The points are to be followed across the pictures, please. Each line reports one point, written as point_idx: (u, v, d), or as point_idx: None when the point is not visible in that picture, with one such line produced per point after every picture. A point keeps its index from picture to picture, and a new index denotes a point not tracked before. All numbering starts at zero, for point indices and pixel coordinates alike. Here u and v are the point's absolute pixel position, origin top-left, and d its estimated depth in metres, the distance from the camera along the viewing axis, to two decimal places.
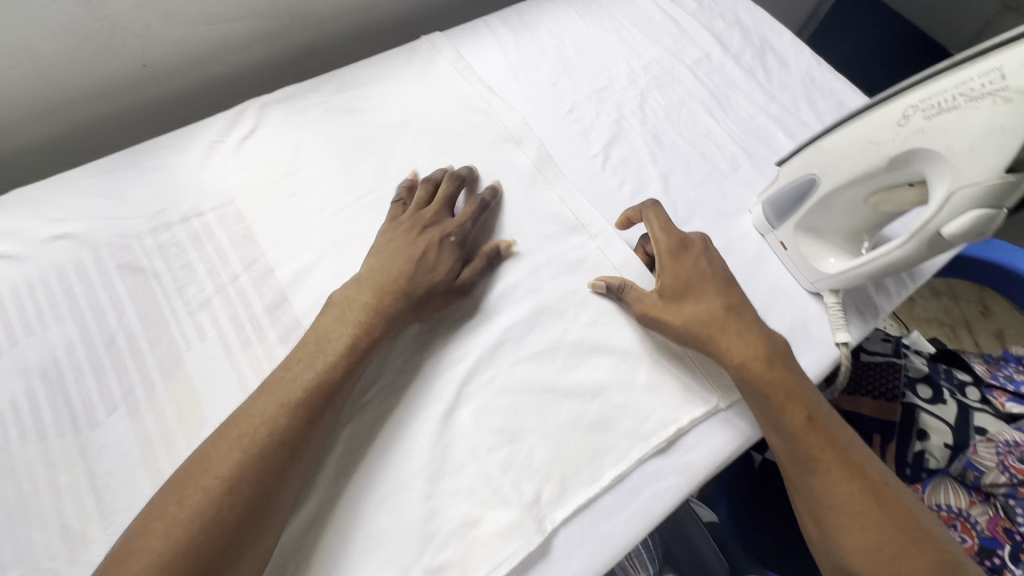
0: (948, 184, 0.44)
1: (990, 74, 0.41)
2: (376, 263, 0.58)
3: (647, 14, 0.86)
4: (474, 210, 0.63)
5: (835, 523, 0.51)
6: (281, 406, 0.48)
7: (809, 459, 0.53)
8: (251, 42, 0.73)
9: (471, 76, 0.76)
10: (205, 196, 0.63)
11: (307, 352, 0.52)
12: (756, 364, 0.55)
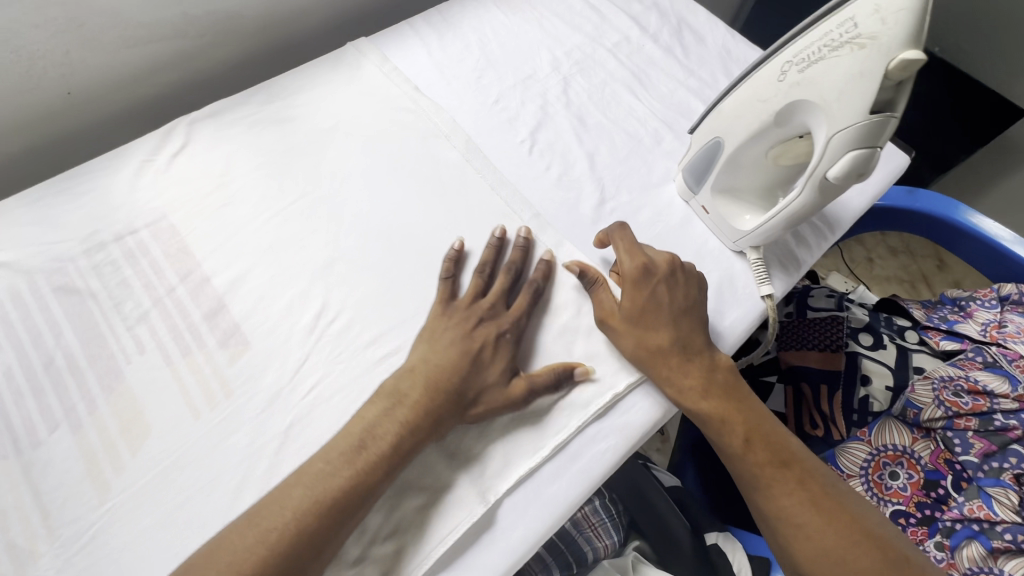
0: (826, 132, 0.47)
1: (845, 24, 0.44)
2: (427, 354, 0.56)
3: (567, 3, 0.89)
4: (528, 302, 0.60)
5: (789, 523, 0.54)
6: (312, 506, 0.47)
7: (755, 472, 0.56)
8: (175, 61, 0.75)
9: (397, 77, 0.78)
10: (137, 214, 0.64)
11: (348, 445, 0.50)
12: (696, 391, 0.57)
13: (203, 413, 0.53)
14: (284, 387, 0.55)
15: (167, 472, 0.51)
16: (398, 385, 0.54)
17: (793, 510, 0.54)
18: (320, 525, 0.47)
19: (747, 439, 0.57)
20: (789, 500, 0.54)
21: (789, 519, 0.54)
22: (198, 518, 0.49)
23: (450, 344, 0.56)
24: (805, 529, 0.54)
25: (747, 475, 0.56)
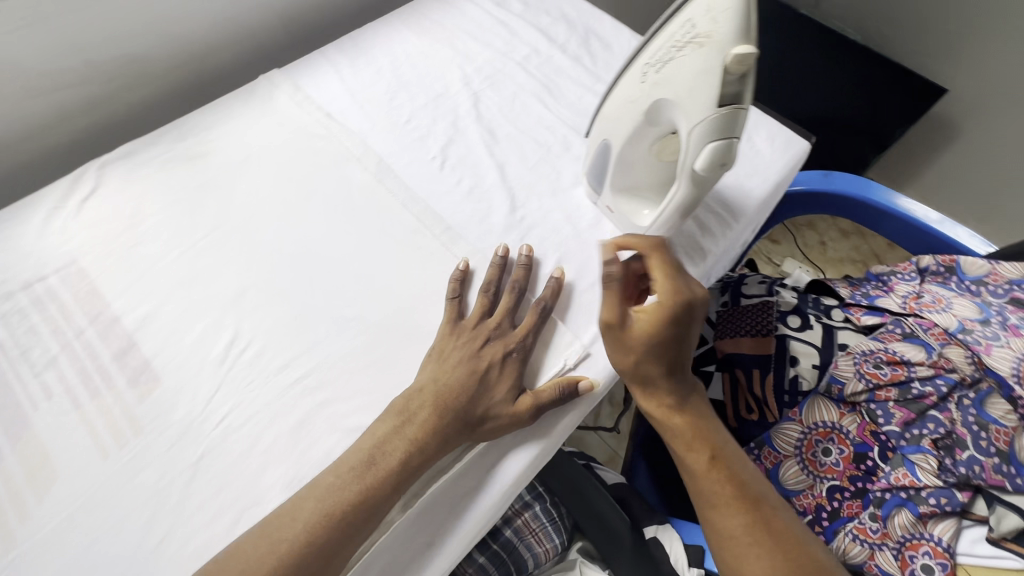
0: (686, 125, 0.50)
1: (686, 26, 0.48)
2: (434, 372, 0.57)
3: (477, 22, 0.92)
4: (534, 323, 0.60)
5: (732, 552, 0.53)
6: (326, 516, 0.49)
7: (710, 495, 0.55)
8: (85, 107, 0.76)
9: (309, 105, 0.80)
10: (47, 260, 0.64)
11: (360, 461, 0.52)
12: (662, 403, 0.59)
13: (112, 452, 0.53)
14: (194, 419, 0.55)
15: (74, 515, 0.51)
16: (409, 403, 0.54)
17: (739, 540, 0.53)
18: (325, 540, 0.48)
19: (709, 460, 0.56)
20: (737, 528, 0.53)
21: (735, 550, 0.53)
22: (106, 559, 0.49)
23: (460, 361, 0.57)
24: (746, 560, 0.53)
25: (702, 497, 0.56)
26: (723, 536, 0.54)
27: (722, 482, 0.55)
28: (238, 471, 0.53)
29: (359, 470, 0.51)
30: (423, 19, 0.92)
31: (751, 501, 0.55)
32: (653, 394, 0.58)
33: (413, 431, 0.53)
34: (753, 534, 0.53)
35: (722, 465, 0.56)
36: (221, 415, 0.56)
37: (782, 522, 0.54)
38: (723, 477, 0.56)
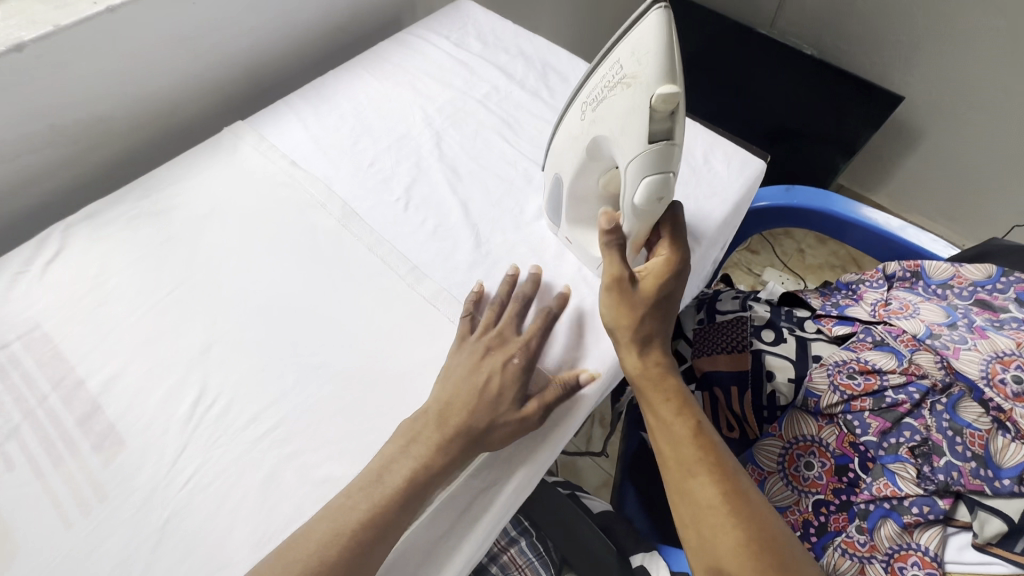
0: (624, 159, 0.54)
1: (614, 68, 0.53)
2: (441, 393, 0.57)
3: (437, 63, 0.95)
4: (539, 328, 0.62)
5: (703, 524, 0.51)
6: (338, 539, 0.49)
7: (691, 463, 0.53)
8: (50, 170, 0.77)
9: (274, 155, 0.81)
10: (10, 327, 0.64)
11: (370, 480, 0.52)
12: (652, 370, 0.58)
13: (76, 522, 0.52)
14: (160, 481, 0.55)
15: None
16: (414, 423, 0.55)
17: (714, 513, 0.51)
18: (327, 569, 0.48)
19: (697, 432, 0.55)
20: (716, 504, 0.51)
21: (708, 521, 0.51)
22: None
23: (468, 374, 0.58)
24: (718, 536, 0.50)
25: (683, 465, 0.54)
26: (695, 504, 0.52)
27: (707, 453, 0.54)
28: (206, 532, 0.52)
29: (323, 525, 0.50)
30: (384, 63, 0.94)
31: (731, 477, 0.53)
32: (643, 350, 0.58)
33: (381, 474, 0.52)
34: (733, 512, 0.51)
35: (707, 438, 0.55)
36: (188, 474, 0.55)
37: (761, 506, 0.52)
38: (710, 451, 0.54)
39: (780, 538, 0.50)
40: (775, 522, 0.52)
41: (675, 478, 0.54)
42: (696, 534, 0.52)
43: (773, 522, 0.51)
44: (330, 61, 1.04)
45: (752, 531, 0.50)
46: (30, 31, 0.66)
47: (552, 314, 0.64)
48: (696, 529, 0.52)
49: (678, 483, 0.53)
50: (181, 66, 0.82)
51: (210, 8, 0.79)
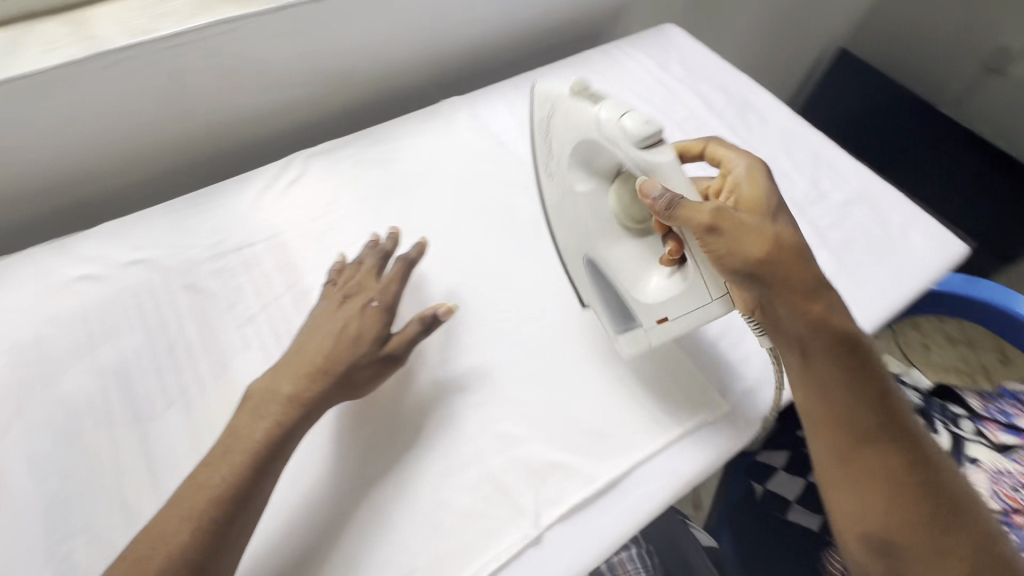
0: (591, 138, 0.59)
1: (544, 102, 0.65)
2: (305, 336, 0.59)
3: (641, 79, 0.98)
4: (396, 276, 0.64)
5: (871, 514, 0.49)
6: (268, 456, 0.51)
7: (863, 453, 0.50)
8: (298, 105, 0.88)
9: (484, 132, 0.87)
10: (256, 230, 0.74)
11: (254, 413, 0.54)
12: (810, 332, 0.52)
13: None
14: (362, 393, 0.61)
15: None
16: (298, 354, 0.57)
17: (888, 502, 0.48)
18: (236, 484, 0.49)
19: (867, 408, 0.51)
20: (893, 491, 0.48)
21: (877, 509, 0.48)
22: (279, 503, 0.55)
23: (324, 326, 0.60)
24: (889, 527, 0.48)
25: (854, 430, 0.50)
26: (863, 492, 0.49)
27: (875, 436, 0.50)
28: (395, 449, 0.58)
29: (259, 431, 0.52)
30: (591, 70, 0.99)
31: (911, 462, 0.49)
32: (793, 318, 0.52)
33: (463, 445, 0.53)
34: (907, 497, 0.48)
35: (881, 417, 0.50)
36: (386, 395, 0.61)
37: (944, 488, 0.48)
38: (881, 437, 0.50)
39: (965, 522, 0.47)
40: (962, 506, 0.48)
41: (840, 466, 0.51)
42: (862, 523, 0.49)
43: (958, 507, 0.48)
44: (534, 58, 1.11)
45: (936, 524, 0.47)
46: None
47: (409, 261, 0.65)
48: (861, 521, 0.49)
49: (836, 472, 0.51)
50: (423, 37, 0.90)
51: None
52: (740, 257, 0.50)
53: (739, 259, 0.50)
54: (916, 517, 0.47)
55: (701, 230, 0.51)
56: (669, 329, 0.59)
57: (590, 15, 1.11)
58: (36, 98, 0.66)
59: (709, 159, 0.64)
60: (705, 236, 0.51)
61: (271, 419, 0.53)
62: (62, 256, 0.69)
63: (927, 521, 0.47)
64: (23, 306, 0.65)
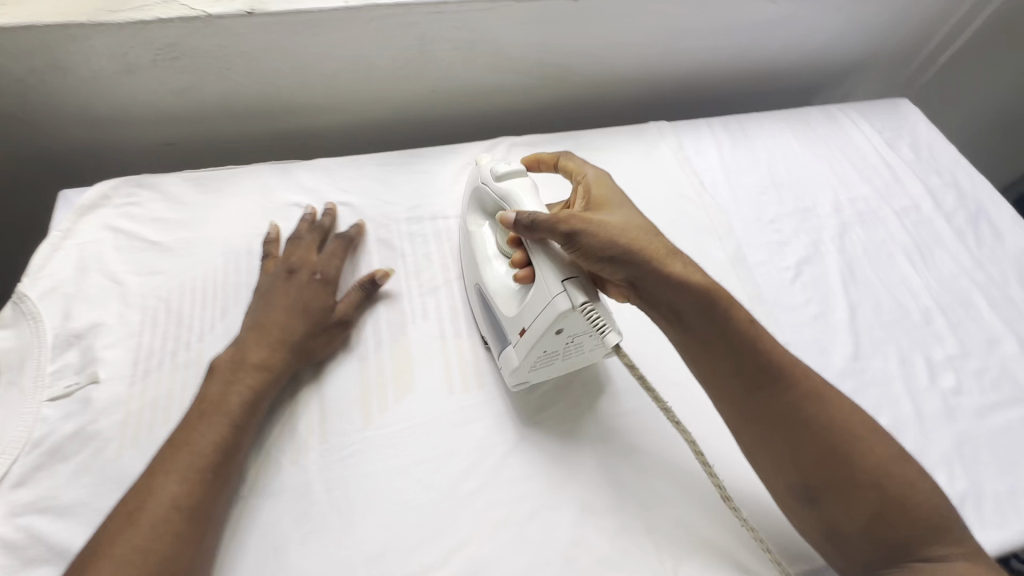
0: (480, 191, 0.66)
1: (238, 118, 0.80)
2: (259, 308, 0.59)
3: (863, 154, 0.90)
4: (336, 249, 0.65)
5: (780, 476, 0.52)
6: (220, 426, 0.49)
7: (774, 418, 0.52)
8: (512, 91, 0.88)
9: (688, 167, 0.84)
10: (452, 205, 0.75)
11: (236, 378, 0.53)
12: (682, 292, 0.53)
13: (456, 393, 0.60)
14: (523, 400, 0.60)
15: (416, 428, 0.57)
16: (263, 322, 0.57)
17: (797, 464, 0.51)
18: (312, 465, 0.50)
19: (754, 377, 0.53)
20: (812, 464, 0.51)
21: (772, 458, 0.52)
22: (428, 483, 0.55)
23: (275, 301, 0.59)
24: (799, 483, 0.51)
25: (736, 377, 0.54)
26: (774, 454, 0.52)
27: (783, 403, 0.52)
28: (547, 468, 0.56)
29: (237, 398, 0.51)
30: (809, 130, 0.92)
31: (806, 432, 0.51)
32: (665, 274, 0.53)
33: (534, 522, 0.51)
34: (821, 467, 0.50)
35: (753, 377, 0.53)
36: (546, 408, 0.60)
37: (904, 487, 0.49)
38: (818, 415, 0.52)
39: (900, 514, 0.49)
40: (919, 509, 0.49)
41: (739, 422, 0.54)
42: (775, 478, 0.52)
43: (913, 505, 0.49)
44: (741, 101, 1.06)
45: (859, 492, 0.49)
46: None
47: (346, 240, 0.67)
48: (779, 480, 0.52)
49: (729, 417, 0.55)
50: (649, 55, 0.88)
51: (707, 18, 0.84)
52: (605, 245, 0.53)
53: (608, 242, 0.53)
54: (851, 494, 0.49)
55: (568, 238, 0.53)
56: (527, 341, 0.55)
57: (815, 70, 1.04)
58: (307, 32, 0.71)
59: (559, 170, 0.67)
60: (569, 241, 0.53)
61: (243, 389, 0.52)
62: (284, 180, 0.75)
63: (866, 502, 0.49)
64: (243, 217, 0.70)
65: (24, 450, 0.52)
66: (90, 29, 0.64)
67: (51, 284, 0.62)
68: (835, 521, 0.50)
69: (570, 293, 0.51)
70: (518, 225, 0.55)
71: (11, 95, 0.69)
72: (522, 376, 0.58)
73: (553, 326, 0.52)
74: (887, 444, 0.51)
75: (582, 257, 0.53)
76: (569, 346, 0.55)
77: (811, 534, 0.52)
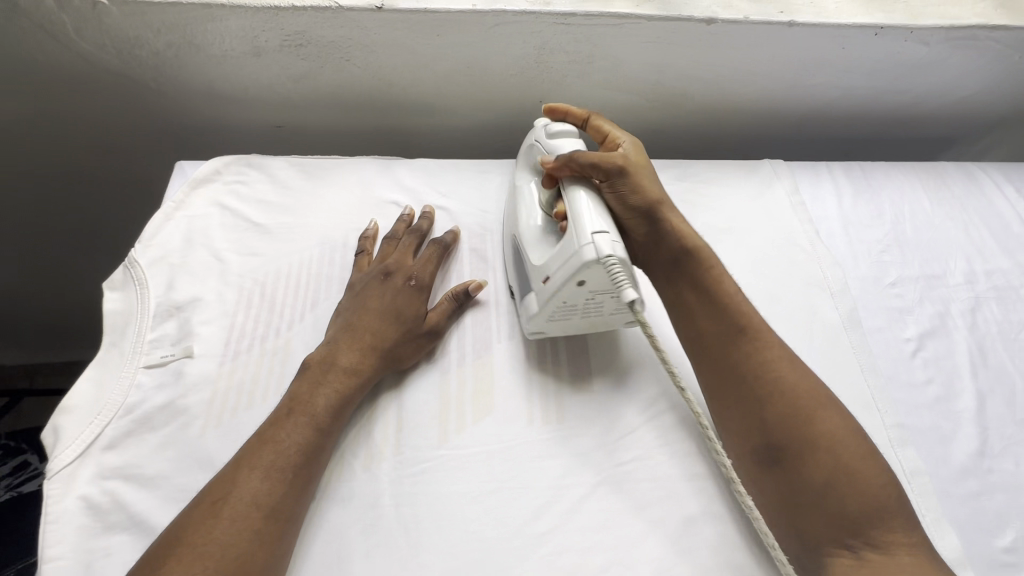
0: (529, 149, 0.67)
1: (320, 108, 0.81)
2: (355, 312, 0.58)
3: (1005, 222, 0.81)
4: (433, 255, 0.64)
5: (744, 438, 0.52)
6: (303, 425, 0.49)
7: (739, 376, 0.54)
8: (621, 111, 0.85)
9: (803, 213, 0.78)
10: None
11: (321, 375, 0.53)
12: (671, 250, 0.60)
13: (535, 423, 0.57)
14: (605, 442, 0.56)
15: (491, 455, 0.55)
16: (358, 326, 0.57)
17: (755, 422, 0.51)
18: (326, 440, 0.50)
19: (726, 347, 0.55)
20: (764, 422, 0.51)
21: (738, 417, 0.53)
22: (498, 516, 0.52)
23: (370, 304, 0.58)
24: (763, 447, 0.51)
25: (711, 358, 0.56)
26: (743, 417, 0.52)
27: (748, 359, 0.54)
28: (625, 523, 0.52)
29: (323, 400, 0.51)
30: (944, 188, 0.84)
31: (762, 392, 0.52)
32: (663, 229, 0.59)
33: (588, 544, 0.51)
34: (782, 428, 0.50)
35: (721, 332, 0.56)
36: (630, 456, 0.55)
37: (857, 460, 0.48)
38: (780, 379, 0.52)
39: (849, 488, 0.47)
40: (868, 486, 0.47)
41: (712, 382, 0.55)
42: (740, 442, 0.52)
43: (862, 481, 0.47)
44: (863, 146, 0.98)
45: (810, 459, 0.48)
46: (724, 11, 0.72)
47: (443, 246, 0.65)
48: (743, 444, 0.52)
49: (708, 383, 0.56)
50: (774, 88, 0.83)
51: (846, 56, 0.78)
52: (640, 198, 0.59)
53: (639, 197, 0.59)
54: (807, 461, 0.48)
55: (610, 176, 0.58)
56: (549, 288, 0.54)
57: (954, 122, 0.94)
58: (431, 32, 0.70)
59: (591, 131, 0.66)
60: (612, 179, 0.58)
61: (329, 390, 0.52)
62: (385, 177, 0.74)
63: (818, 468, 0.48)
64: (343, 209, 0.71)
65: (118, 413, 0.53)
66: (229, 10, 0.66)
67: (160, 253, 0.63)
68: (790, 489, 0.48)
69: (598, 244, 0.51)
70: (562, 161, 0.59)
71: (147, 66, 0.73)
72: (540, 325, 0.58)
73: (575, 276, 0.52)
74: (844, 417, 0.51)
75: (616, 197, 0.59)
76: (589, 303, 0.55)
77: (765, 501, 0.50)
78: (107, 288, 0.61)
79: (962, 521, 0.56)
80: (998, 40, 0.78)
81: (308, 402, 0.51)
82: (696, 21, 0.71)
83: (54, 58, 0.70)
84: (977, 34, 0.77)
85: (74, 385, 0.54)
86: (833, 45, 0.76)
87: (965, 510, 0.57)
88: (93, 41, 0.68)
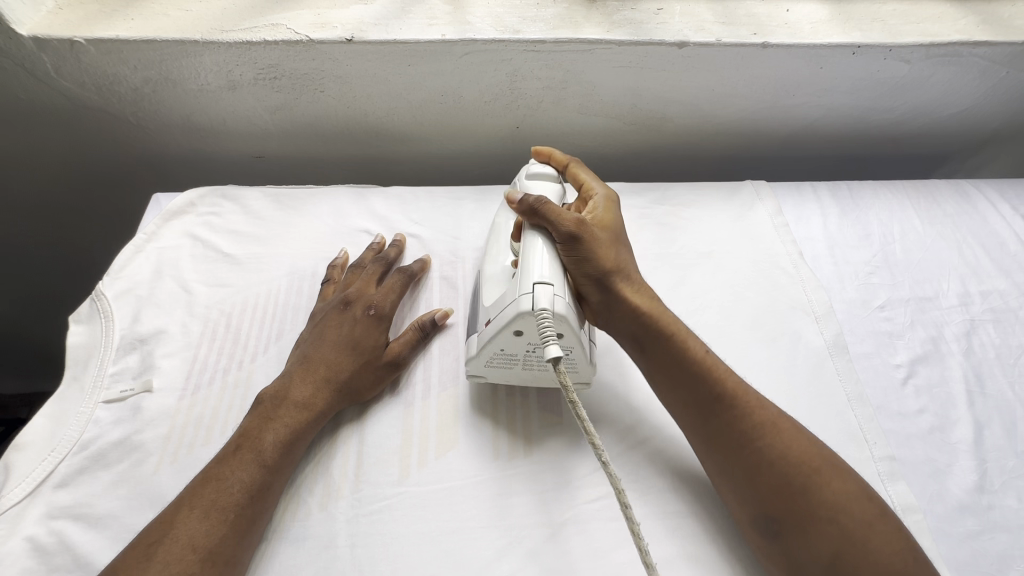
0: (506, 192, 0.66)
1: (285, 141, 0.82)
2: (311, 346, 0.57)
3: (1001, 239, 0.78)
4: (397, 284, 0.62)
5: (742, 507, 0.48)
6: (247, 463, 0.48)
7: (723, 442, 0.49)
8: (599, 135, 0.84)
9: (786, 235, 0.76)
10: None
11: (271, 412, 0.52)
12: (630, 321, 0.54)
13: (500, 458, 0.55)
14: (577, 477, 0.53)
15: (453, 492, 0.52)
16: (314, 360, 0.56)
17: (752, 494, 0.47)
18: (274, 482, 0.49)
19: (712, 414, 0.50)
20: (756, 492, 0.47)
21: (728, 485, 0.49)
22: (455, 559, 0.49)
23: (327, 336, 0.57)
24: (762, 518, 0.46)
25: (693, 424, 0.51)
26: (736, 487, 0.48)
27: (731, 429, 0.49)
28: (593, 565, 0.48)
29: (273, 436, 0.50)
30: (935, 207, 0.81)
31: (751, 464, 0.47)
32: (622, 297, 0.53)
33: None
34: (776, 496, 0.46)
35: (698, 402, 0.51)
36: (600, 491, 0.52)
37: (865, 527, 0.44)
38: (771, 446, 0.47)
39: (862, 557, 0.42)
40: (875, 543, 0.43)
41: (700, 449, 0.51)
42: (741, 505, 0.48)
43: (874, 550, 0.43)
44: (853, 164, 0.96)
45: (815, 530, 0.44)
46: (696, 35, 0.71)
47: (407, 274, 0.64)
48: (741, 511, 0.48)
49: (697, 449, 0.51)
50: (753, 109, 0.82)
51: (826, 75, 0.77)
52: (595, 268, 0.53)
53: (593, 264, 0.53)
54: (811, 531, 0.44)
55: (564, 238, 0.53)
56: (485, 333, 0.53)
57: (947, 138, 0.92)
58: (402, 62, 0.70)
59: (570, 178, 0.64)
60: (566, 242, 0.53)
61: (279, 425, 0.51)
62: (358, 207, 0.75)
63: (825, 540, 0.43)
64: (315, 238, 0.71)
65: (72, 450, 0.52)
66: (202, 46, 0.67)
67: (128, 284, 0.64)
68: (795, 561, 0.44)
69: (536, 295, 0.49)
70: (524, 205, 0.55)
71: (126, 102, 0.74)
72: (478, 369, 0.55)
73: (512, 325, 0.50)
74: (848, 478, 0.47)
75: (569, 261, 0.53)
76: (529, 355, 0.52)
77: (773, 568, 0.46)
78: (73, 321, 0.61)
79: (962, 565, 0.52)
80: (983, 56, 0.76)
81: (258, 441, 0.50)
82: (667, 45, 0.71)
83: (36, 95, 0.72)
84: (959, 50, 0.75)
85: (30, 422, 0.53)
86: (810, 65, 0.75)
87: (965, 552, 0.53)
88: (72, 78, 0.70)
